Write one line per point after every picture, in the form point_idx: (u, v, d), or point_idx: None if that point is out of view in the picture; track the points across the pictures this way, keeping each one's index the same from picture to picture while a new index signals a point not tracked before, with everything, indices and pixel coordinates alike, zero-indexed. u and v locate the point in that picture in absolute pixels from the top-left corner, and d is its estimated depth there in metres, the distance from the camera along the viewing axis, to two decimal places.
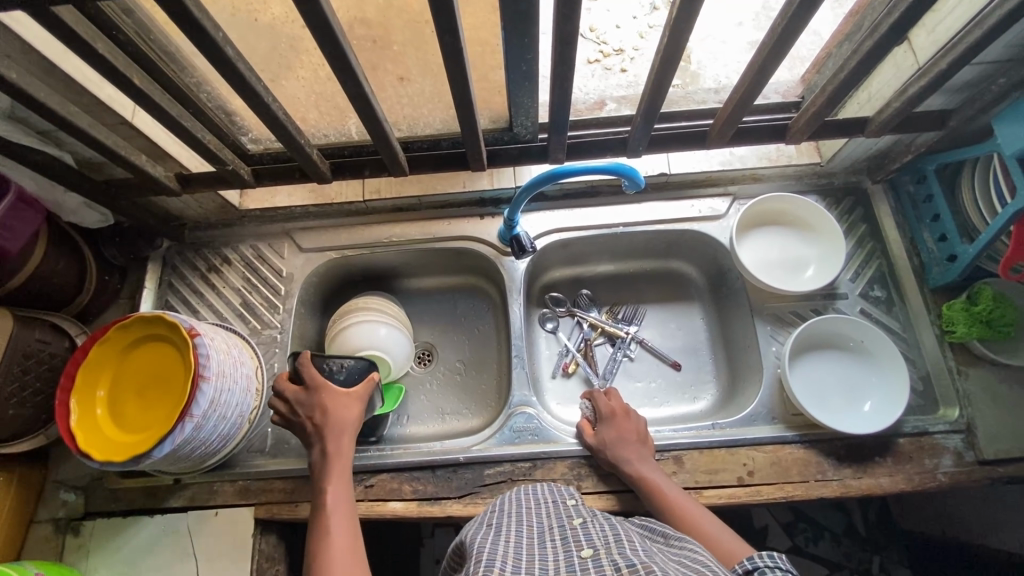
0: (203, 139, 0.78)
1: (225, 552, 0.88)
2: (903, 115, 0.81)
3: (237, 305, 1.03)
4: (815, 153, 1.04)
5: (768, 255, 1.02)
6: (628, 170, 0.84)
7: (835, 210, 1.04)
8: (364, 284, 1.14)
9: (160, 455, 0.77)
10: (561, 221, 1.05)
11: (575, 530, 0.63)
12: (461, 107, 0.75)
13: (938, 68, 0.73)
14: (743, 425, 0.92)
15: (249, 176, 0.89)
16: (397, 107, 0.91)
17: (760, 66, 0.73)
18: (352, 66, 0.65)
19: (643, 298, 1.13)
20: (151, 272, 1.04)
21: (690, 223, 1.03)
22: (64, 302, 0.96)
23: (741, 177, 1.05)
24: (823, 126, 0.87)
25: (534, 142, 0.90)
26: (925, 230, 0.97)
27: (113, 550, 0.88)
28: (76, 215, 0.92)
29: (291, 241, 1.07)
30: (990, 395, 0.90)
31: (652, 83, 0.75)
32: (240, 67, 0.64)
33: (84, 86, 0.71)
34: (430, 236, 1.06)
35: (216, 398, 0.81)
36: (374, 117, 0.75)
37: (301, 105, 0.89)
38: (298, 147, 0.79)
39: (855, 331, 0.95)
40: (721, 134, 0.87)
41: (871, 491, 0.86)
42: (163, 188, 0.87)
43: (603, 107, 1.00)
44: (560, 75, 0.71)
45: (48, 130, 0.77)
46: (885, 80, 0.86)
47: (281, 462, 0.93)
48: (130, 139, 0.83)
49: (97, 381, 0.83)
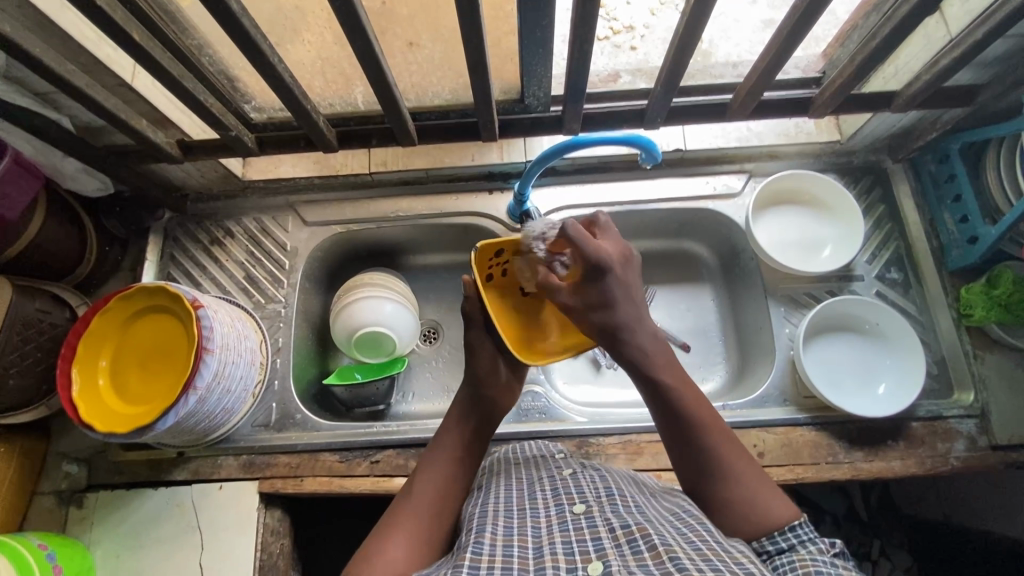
0: (207, 104, 0.76)
1: (229, 525, 0.87)
2: (932, 89, 0.78)
3: (240, 279, 1.01)
4: (835, 129, 1.00)
5: (784, 236, 0.99)
6: (646, 142, 0.81)
7: (853, 190, 1.02)
8: (369, 260, 1.12)
9: (164, 428, 0.75)
10: (571, 198, 1.02)
11: (565, 480, 0.63)
12: (475, 73, 0.72)
13: (973, 39, 0.70)
14: (755, 406, 0.91)
15: (253, 145, 0.87)
16: (406, 75, 0.86)
17: (789, 33, 0.69)
18: (363, 25, 0.62)
19: (652, 279, 1.11)
20: (152, 244, 1.02)
21: (704, 201, 1.01)
22: (63, 273, 0.94)
23: (758, 154, 1.02)
24: (847, 101, 0.84)
25: (547, 114, 0.88)
26: (945, 211, 0.95)
27: (116, 522, 0.88)
28: (75, 182, 0.90)
29: (296, 214, 1.04)
30: (1006, 380, 0.89)
31: (673, 51, 0.72)
32: (243, 21, 0.61)
33: (80, 43, 0.68)
34: (437, 211, 1.04)
35: (220, 370, 0.80)
36: (384, 81, 0.72)
37: (307, 72, 0.84)
38: (305, 113, 0.77)
39: (869, 313, 0.93)
40: (743, 107, 0.84)
41: (883, 474, 0.85)
42: (165, 155, 0.84)
43: (616, 79, 0.96)
44: (579, 38, 0.67)
45: (46, 91, 0.74)
46: (915, 53, 0.82)
47: (286, 437, 0.92)
48: (130, 103, 0.80)
49: (98, 352, 0.82)
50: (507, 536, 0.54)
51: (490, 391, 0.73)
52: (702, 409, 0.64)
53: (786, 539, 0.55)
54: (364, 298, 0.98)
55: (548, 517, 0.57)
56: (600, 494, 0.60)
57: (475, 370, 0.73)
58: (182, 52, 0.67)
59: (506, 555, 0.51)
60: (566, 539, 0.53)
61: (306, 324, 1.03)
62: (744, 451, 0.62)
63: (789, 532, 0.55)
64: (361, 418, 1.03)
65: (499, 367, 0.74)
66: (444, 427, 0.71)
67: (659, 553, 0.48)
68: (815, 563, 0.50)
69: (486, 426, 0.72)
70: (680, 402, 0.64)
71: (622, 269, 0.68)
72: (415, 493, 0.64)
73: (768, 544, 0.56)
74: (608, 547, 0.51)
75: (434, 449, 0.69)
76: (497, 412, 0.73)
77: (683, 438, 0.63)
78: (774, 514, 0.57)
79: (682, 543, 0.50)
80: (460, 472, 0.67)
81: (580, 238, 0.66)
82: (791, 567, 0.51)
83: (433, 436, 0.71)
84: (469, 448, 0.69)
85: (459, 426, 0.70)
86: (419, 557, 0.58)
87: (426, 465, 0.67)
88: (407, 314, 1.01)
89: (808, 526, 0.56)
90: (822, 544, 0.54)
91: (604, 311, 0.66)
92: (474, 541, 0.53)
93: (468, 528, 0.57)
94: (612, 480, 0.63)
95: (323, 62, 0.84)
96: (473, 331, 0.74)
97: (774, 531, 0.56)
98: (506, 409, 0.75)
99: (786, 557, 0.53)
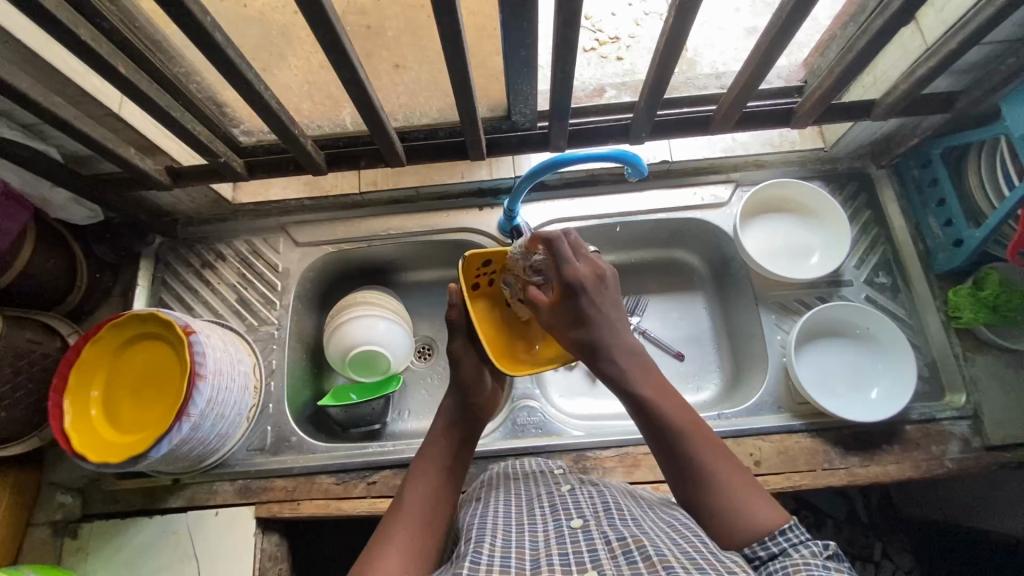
0: (194, 131, 0.76)
1: (225, 551, 0.86)
2: (910, 98, 0.80)
3: (233, 302, 1.01)
4: (819, 138, 1.03)
5: (772, 243, 1.00)
6: (632, 157, 0.83)
7: (838, 196, 1.03)
8: (362, 278, 1.12)
9: (158, 455, 0.75)
10: (561, 211, 1.03)
11: (563, 496, 0.63)
12: (461, 93, 0.73)
13: (948, 48, 0.72)
14: (750, 414, 0.91)
15: (242, 169, 0.87)
16: (393, 96, 0.88)
17: (766, 49, 0.71)
18: (347, 51, 0.63)
19: (645, 289, 1.11)
20: (143, 269, 1.02)
21: (693, 211, 1.02)
22: (53, 302, 0.94)
23: (744, 164, 1.03)
24: (829, 110, 0.86)
25: (534, 130, 0.89)
26: (930, 215, 0.96)
27: (110, 553, 0.87)
28: (65, 211, 0.90)
29: (286, 235, 1.04)
30: (997, 381, 0.90)
31: (654, 68, 0.74)
32: (229, 53, 0.62)
33: (66, 76, 0.68)
34: (429, 228, 1.04)
35: (213, 396, 0.80)
36: (370, 104, 0.73)
37: (295, 97, 0.85)
38: (293, 137, 0.78)
39: (859, 318, 0.94)
40: (726, 119, 0.85)
41: (879, 478, 0.86)
42: (154, 182, 0.84)
43: (602, 94, 0.95)
44: (562, 57, 0.68)
45: (33, 123, 0.74)
46: (893, 62, 0.83)
47: (282, 460, 0.92)
48: (118, 132, 0.81)
49: (90, 380, 0.81)
50: (505, 547, 0.54)
51: (476, 400, 0.74)
52: (685, 418, 0.64)
53: (777, 544, 0.54)
54: (356, 317, 0.98)
55: (546, 532, 0.57)
56: (597, 509, 0.60)
57: (460, 379, 0.75)
58: (168, 82, 0.68)
59: (503, 565, 0.51)
60: (563, 551, 0.53)
61: (300, 345, 1.03)
62: (730, 456, 0.62)
63: (778, 536, 0.54)
64: (357, 438, 1.02)
65: (484, 378, 0.76)
66: (429, 438, 0.72)
67: (654, 563, 0.48)
68: (807, 566, 0.49)
69: (471, 435, 0.73)
70: (664, 412, 0.64)
71: (598, 290, 0.70)
72: (408, 504, 0.64)
73: (761, 551, 0.54)
74: (604, 558, 0.50)
75: (422, 462, 0.69)
76: (481, 421, 0.74)
77: (667, 448, 0.63)
78: (763, 519, 0.56)
79: (677, 554, 0.50)
80: (449, 482, 0.67)
81: (561, 257, 0.69)
82: (784, 571, 0.50)
83: (419, 451, 0.71)
84: (457, 458, 0.70)
85: (444, 436, 0.71)
86: (416, 564, 0.57)
87: (414, 478, 0.67)
88: (404, 333, 1.02)
89: (798, 528, 0.55)
90: (816, 547, 0.52)
91: (585, 328, 0.69)
92: (473, 551, 0.53)
93: (465, 536, 0.57)
94: (610, 496, 0.63)
95: (310, 86, 0.85)
96: (464, 350, 0.77)
97: (764, 536, 0.55)
98: (489, 417, 0.77)
99: (780, 563, 0.52)
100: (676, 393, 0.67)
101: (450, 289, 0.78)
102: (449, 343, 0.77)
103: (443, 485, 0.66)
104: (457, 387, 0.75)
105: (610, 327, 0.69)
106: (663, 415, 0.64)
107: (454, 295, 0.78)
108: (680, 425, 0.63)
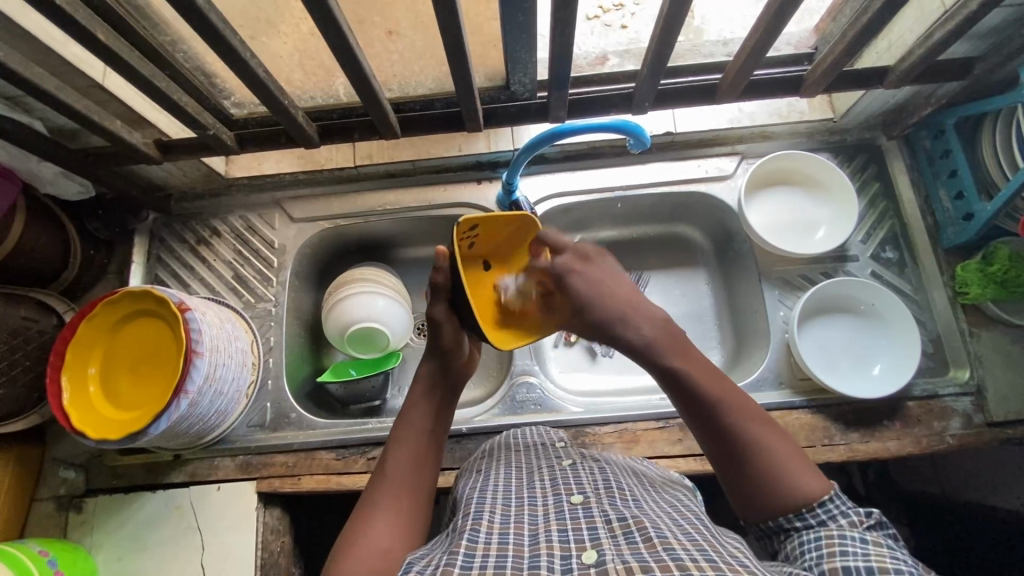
0: (180, 102, 0.73)
1: (227, 524, 0.87)
2: (925, 64, 0.76)
3: (229, 279, 1.00)
4: (829, 108, 0.99)
5: (778, 218, 0.98)
6: (635, 128, 0.79)
7: (846, 168, 1.00)
8: (360, 253, 1.11)
9: (157, 432, 0.75)
10: (561, 185, 1.00)
11: (564, 471, 0.63)
12: (456, 62, 0.70)
13: (967, 11, 0.68)
14: (751, 390, 0.91)
15: (233, 142, 0.84)
16: (387, 65, 0.84)
17: (775, 17, 0.68)
18: (336, 17, 0.60)
19: (647, 265, 1.10)
20: (139, 246, 1.01)
21: (698, 184, 0.99)
22: (48, 278, 0.92)
23: (750, 135, 1.00)
24: (840, 77, 0.82)
25: (533, 100, 0.86)
26: (941, 187, 0.94)
27: (116, 526, 0.88)
28: (55, 186, 0.88)
29: (282, 211, 1.03)
30: (1002, 358, 0.89)
31: (658, 36, 0.70)
32: (211, 17, 0.59)
33: (46, 44, 0.66)
34: (427, 203, 1.02)
35: (211, 373, 0.79)
36: (363, 73, 0.70)
37: (285, 66, 0.82)
38: (282, 109, 0.75)
39: (864, 294, 0.92)
40: (733, 88, 0.82)
41: (878, 454, 0.85)
42: (142, 155, 0.82)
43: (605, 62, 0.92)
44: (561, 20, 0.65)
45: (15, 94, 0.72)
46: (908, 25, 0.80)
47: (281, 436, 0.92)
48: (104, 103, 0.78)
49: (86, 357, 0.81)
50: (504, 524, 0.54)
51: (454, 363, 0.73)
52: (716, 387, 0.62)
53: (815, 516, 0.54)
54: (355, 293, 0.97)
55: (545, 507, 0.56)
56: (598, 486, 0.59)
57: (439, 350, 0.72)
58: (153, 51, 0.65)
59: (501, 543, 0.51)
60: (562, 527, 0.52)
61: (298, 322, 1.02)
62: (768, 424, 0.60)
63: (818, 507, 0.55)
64: (358, 414, 1.02)
65: (462, 341, 0.73)
66: (408, 402, 0.71)
67: (653, 544, 0.48)
68: (842, 540, 0.50)
69: (447, 399, 0.72)
70: (696, 385, 0.62)
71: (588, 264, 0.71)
72: (392, 471, 0.64)
73: (795, 522, 0.55)
74: (604, 536, 0.50)
75: (403, 427, 0.68)
76: (459, 382, 0.74)
77: (704, 422, 0.61)
78: (800, 489, 0.56)
79: (677, 535, 0.50)
80: (431, 446, 0.68)
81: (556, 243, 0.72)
82: (817, 545, 0.51)
83: (397, 414, 0.70)
84: (436, 424, 0.70)
85: (422, 402, 0.70)
86: (403, 539, 0.58)
87: (396, 444, 0.66)
88: (403, 310, 1.01)
89: (840, 498, 0.55)
90: (856, 517, 0.53)
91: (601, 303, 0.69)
92: (471, 528, 0.53)
93: (463, 512, 0.57)
94: (612, 472, 0.63)
95: (300, 55, 0.81)
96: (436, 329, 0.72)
97: (802, 508, 0.55)
98: (466, 378, 0.76)
99: (813, 533, 0.53)
100: (699, 355, 0.65)
101: (438, 252, 0.69)
102: (428, 309, 0.72)
103: (424, 449, 0.67)
104: (437, 352, 0.72)
105: (615, 296, 0.69)
106: (698, 383, 0.62)
107: (443, 259, 0.69)
108: (715, 398, 0.61)
